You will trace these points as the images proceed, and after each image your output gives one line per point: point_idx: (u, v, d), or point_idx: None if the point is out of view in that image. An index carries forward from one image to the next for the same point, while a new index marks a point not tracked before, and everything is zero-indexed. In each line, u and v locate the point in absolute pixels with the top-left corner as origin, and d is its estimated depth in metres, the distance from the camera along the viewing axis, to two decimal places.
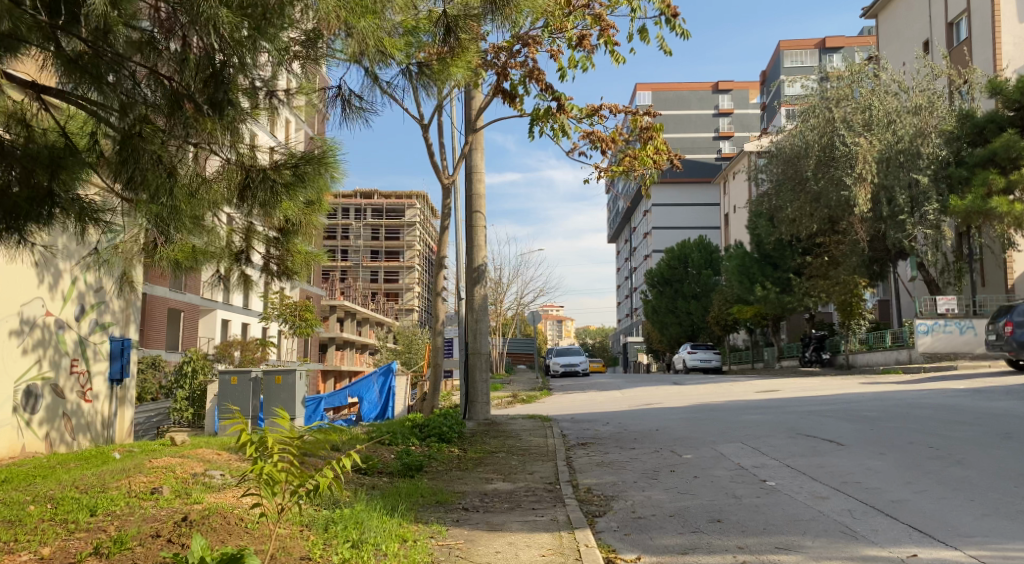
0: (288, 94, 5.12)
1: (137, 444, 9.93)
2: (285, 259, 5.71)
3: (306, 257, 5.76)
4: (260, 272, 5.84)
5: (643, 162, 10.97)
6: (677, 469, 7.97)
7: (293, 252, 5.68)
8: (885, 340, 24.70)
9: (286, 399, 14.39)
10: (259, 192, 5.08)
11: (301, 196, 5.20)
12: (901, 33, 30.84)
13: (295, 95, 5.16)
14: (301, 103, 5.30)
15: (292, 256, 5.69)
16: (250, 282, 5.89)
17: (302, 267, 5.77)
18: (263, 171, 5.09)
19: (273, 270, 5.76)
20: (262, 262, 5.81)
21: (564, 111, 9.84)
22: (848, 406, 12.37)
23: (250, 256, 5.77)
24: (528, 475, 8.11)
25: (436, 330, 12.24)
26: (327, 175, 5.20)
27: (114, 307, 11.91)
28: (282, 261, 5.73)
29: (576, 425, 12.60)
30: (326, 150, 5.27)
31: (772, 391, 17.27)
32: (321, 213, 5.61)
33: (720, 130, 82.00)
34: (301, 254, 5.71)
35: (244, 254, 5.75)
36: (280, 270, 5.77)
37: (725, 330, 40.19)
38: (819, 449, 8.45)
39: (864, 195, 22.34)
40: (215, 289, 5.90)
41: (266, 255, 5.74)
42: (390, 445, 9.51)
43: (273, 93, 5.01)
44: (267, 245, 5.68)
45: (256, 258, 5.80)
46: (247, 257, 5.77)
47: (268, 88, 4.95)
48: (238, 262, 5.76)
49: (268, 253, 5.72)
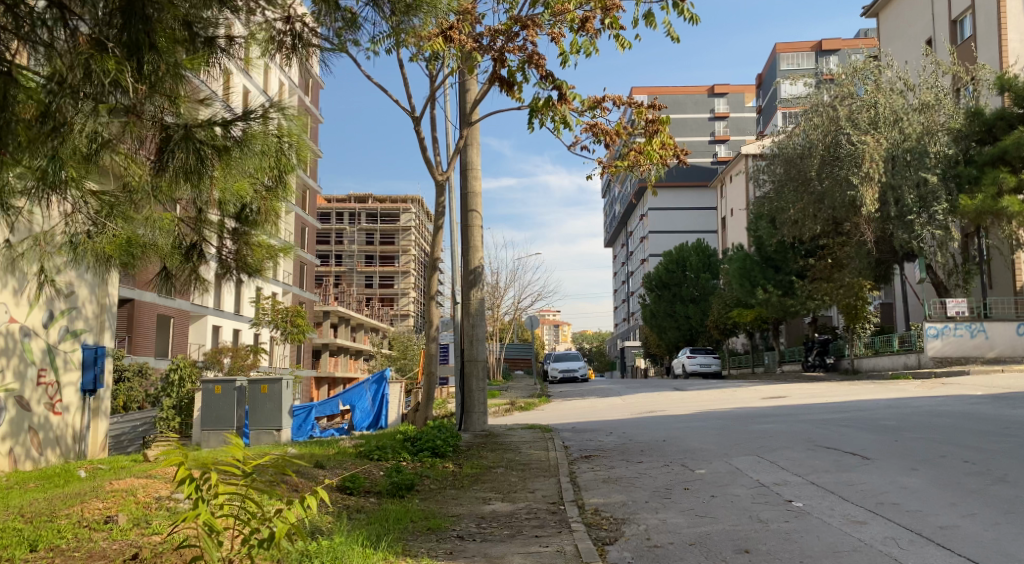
0: (231, 43, 4.78)
1: (106, 461, 9.21)
2: (246, 253, 5.22)
3: (269, 247, 5.30)
4: (217, 267, 5.23)
5: (649, 157, 10.27)
6: (691, 486, 7.30)
7: (253, 242, 5.20)
8: (892, 343, 24.14)
9: (272, 409, 13.64)
10: (180, 155, 4.44)
11: (239, 161, 4.70)
12: (903, 31, 30.34)
13: (243, 41, 4.88)
14: (252, 55, 5.02)
15: (252, 248, 5.22)
16: (206, 283, 5.29)
17: (264, 261, 5.29)
18: (187, 130, 4.47)
19: (231, 265, 5.23)
20: (218, 259, 5.23)
21: (565, 101, 9.18)
22: (864, 414, 11.72)
23: (203, 251, 5.14)
24: (529, 494, 7.43)
25: (430, 336, 11.51)
26: (294, 154, 4.89)
27: (87, 312, 11.26)
28: (239, 252, 5.22)
29: (578, 436, 11.93)
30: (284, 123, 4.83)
31: (779, 398, 16.60)
32: (285, 198, 5.20)
33: (715, 134, 81.59)
34: (266, 249, 5.26)
35: (197, 251, 5.13)
36: (239, 268, 5.24)
37: (724, 334, 39.56)
38: (843, 463, 7.78)
39: (871, 195, 21.73)
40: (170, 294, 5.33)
41: (224, 250, 5.21)
42: (379, 460, 8.83)
43: (215, 40, 4.67)
44: (220, 234, 5.15)
45: (210, 258, 5.22)
46: (200, 255, 5.15)
47: (204, 32, 4.59)
48: (190, 261, 5.13)
49: (227, 249, 5.21)
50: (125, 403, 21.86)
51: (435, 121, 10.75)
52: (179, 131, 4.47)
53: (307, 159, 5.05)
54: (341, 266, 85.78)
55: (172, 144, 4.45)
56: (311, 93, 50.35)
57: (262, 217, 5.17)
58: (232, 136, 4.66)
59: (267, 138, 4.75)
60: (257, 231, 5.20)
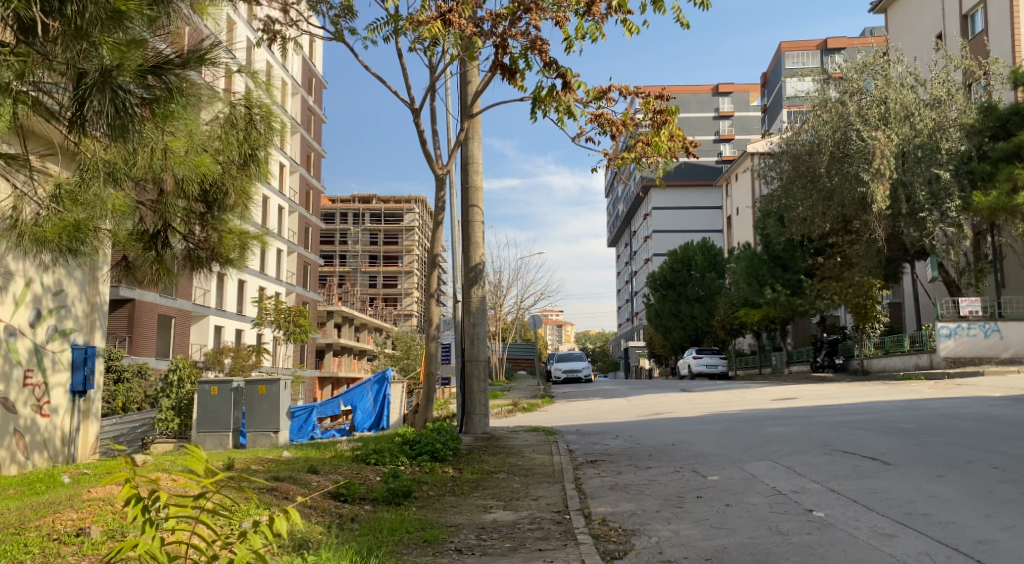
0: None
1: (93, 466, 8.85)
2: (217, 244, 5.88)
3: (241, 235, 5.98)
4: (185, 251, 5.94)
5: (657, 148, 9.89)
6: (704, 494, 6.93)
7: (223, 231, 5.84)
8: (903, 343, 23.69)
9: (269, 410, 13.36)
10: (96, 103, 4.16)
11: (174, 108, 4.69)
12: (912, 27, 29.98)
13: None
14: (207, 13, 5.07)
15: (221, 235, 5.85)
16: (172, 274, 6.01)
17: (232, 248, 5.95)
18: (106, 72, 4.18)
19: (203, 254, 5.95)
20: (187, 249, 5.96)
21: (570, 89, 8.80)
22: (880, 416, 11.31)
23: (167, 240, 5.77)
24: (533, 502, 7.06)
25: (431, 335, 11.09)
26: (264, 128, 5.70)
27: (77, 311, 10.91)
28: (204, 239, 5.86)
29: (583, 439, 11.52)
30: (259, 110, 5.72)
31: (789, 399, 16.18)
32: (255, 179, 5.75)
33: (720, 133, 81.06)
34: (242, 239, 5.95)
35: (161, 240, 5.78)
36: (211, 257, 5.96)
37: (731, 333, 39.10)
38: (863, 469, 7.39)
39: (882, 192, 21.34)
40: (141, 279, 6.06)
41: (195, 242, 5.88)
42: (376, 465, 8.48)
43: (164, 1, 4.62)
44: (187, 226, 5.72)
45: (179, 248, 5.91)
46: (164, 244, 5.81)
47: None
48: (156, 252, 5.81)
49: (200, 241, 5.88)
50: (124, 404, 21.39)
51: (434, 113, 10.38)
52: (96, 74, 4.17)
53: (274, 129, 5.79)
54: (344, 266, 85.41)
55: (87, 89, 4.15)
56: (314, 93, 49.97)
57: (234, 207, 5.73)
58: (161, 84, 4.59)
59: (237, 112, 5.60)
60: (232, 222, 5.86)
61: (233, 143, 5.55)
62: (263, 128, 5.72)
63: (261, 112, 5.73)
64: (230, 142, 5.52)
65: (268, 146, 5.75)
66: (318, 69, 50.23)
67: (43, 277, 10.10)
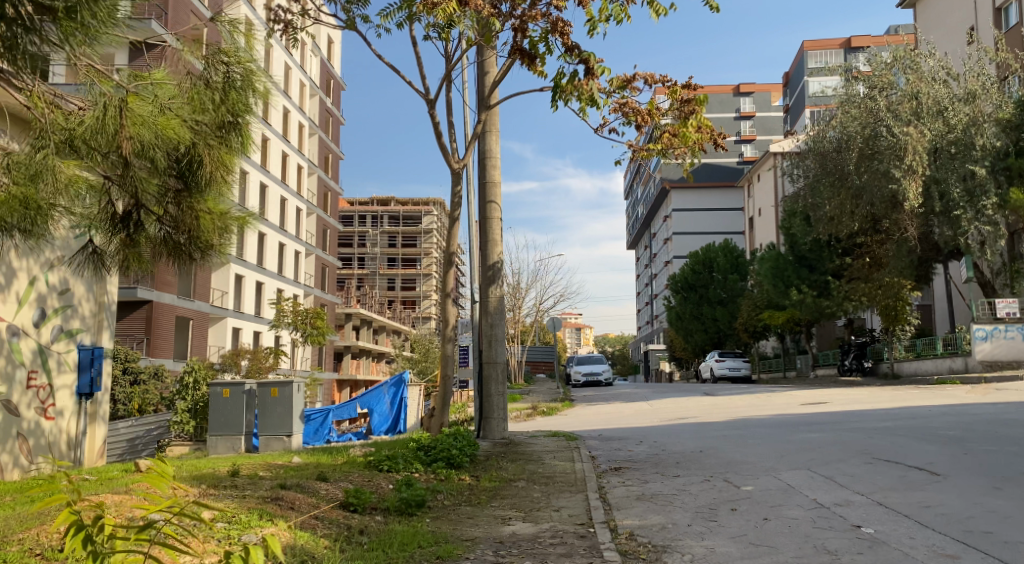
0: None
1: (95, 473, 8.51)
2: (196, 226, 5.64)
3: (223, 217, 5.81)
4: (158, 236, 5.68)
5: (684, 139, 9.41)
6: (739, 507, 6.43)
7: (201, 211, 5.63)
8: (935, 347, 22.92)
9: (282, 414, 13.00)
10: None
11: None
12: (943, 21, 29.22)
13: None
14: None
15: (200, 216, 5.64)
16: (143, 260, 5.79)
17: (210, 226, 5.69)
18: None
19: (181, 239, 5.70)
20: (164, 235, 5.70)
21: (593, 75, 8.36)
22: (921, 422, 10.74)
23: (140, 221, 5.55)
24: (554, 513, 6.61)
25: (447, 337, 10.63)
26: (248, 92, 5.75)
27: (83, 311, 10.61)
28: (180, 222, 5.63)
29: (606, 445, 11.03)
30: (242, 74, 5.73)
31: (820, 404, 15.55)
32: (234, 147, 5.66)
33: (741, 134, 80.02)
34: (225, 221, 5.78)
35: (134, 221, 5.57)
36: (190, 241, 5.73)
37: (753, 336, 38.31)
38: (911, 480, 6.87)
39: (914, 189, 20.66)
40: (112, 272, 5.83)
41: (171, 226, 5.65)
42: (389, 471, 8.06)
43: None
44: (163, 205, 5.54)
45: (154, 232, 5.69)
46: (138, 226, 5.60)
47: None
48: (128, 235, 5.57)
49: (174, 223, 5.64)
50: (140, 406, 21.08)
51: (451, 105, 9.99)
52: None
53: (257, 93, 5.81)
54: (364, 268, 85.35)
55: None
56: (333, 95, 49.98)
57: (212, 182, 5.54)
58: None
59: (215, 74, 5.65)
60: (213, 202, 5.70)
61: (214, 107, 5.56)
62: (245, 91, 5.72)
63: (245, 71, 5.76)
64: (206, 106, 5.54)
65: (249, 111, 5.72)
66: (336, 71, 50.21)
67: (47, 275, 9.80)
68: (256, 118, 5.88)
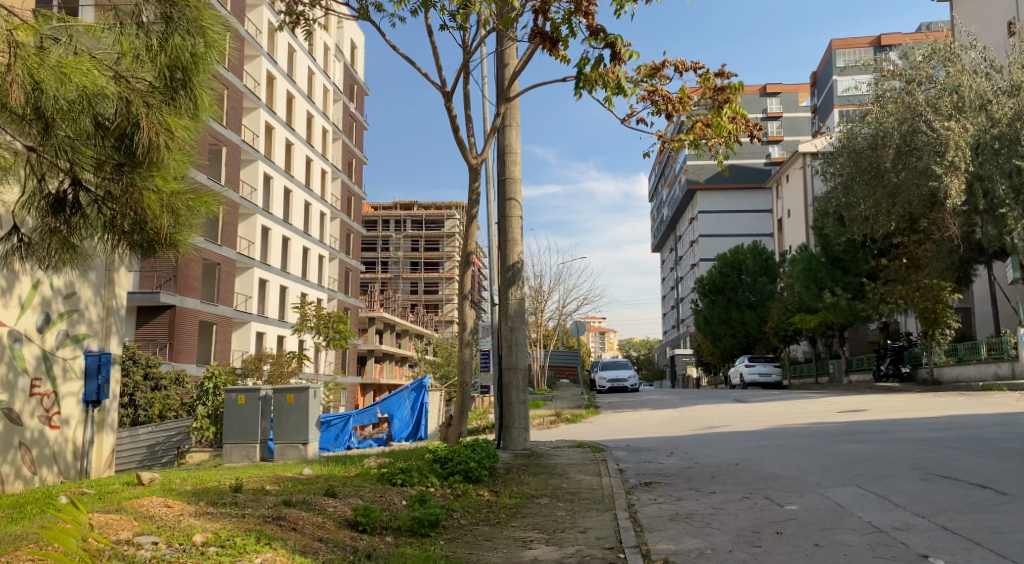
0: None
1: (95, 486, 8.09)
2: (141, 208, 4.95)
3: (174, 196, 5.10)
4: (95, 219, 5.06)
5: (717, 130, 8.87)
6: (784, 529, 5.84)
7: (147, 190, 4.94)
8: (978, 352, 21.97)
9: (298, 420, 12.54)
10: None
11: None
12: (984, 13, 28.22)
13: None
14: None
15: (144, 196, 4.93)
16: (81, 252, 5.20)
17: (158, 210, 4.99)
18: None
19: (124, 226, 5.04)
20: (109, 220, 5.05)
21: (620, 60, 7.80)
22: (973, 433, 10.00)
23: (77, 201, 5.01)
24: (579, 535, 6.06)
25: (465, 341, 10.10)
26: (197, 37, 5.18)
27: (90, 315, 10.24)
28: (123, 202, 4.93)
29: (634, 457, 10.44)
30: (185, 13, 5.16)
31: (860, 411, 14.80)
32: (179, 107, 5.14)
33: (768, 135, 78.56)
34: (180, 204, 5.11)
35: (70, 203, 5.02)
36: (138, 228, 5.06)
37: (784, 340, 37.41)
38: (975, 500, 6.24)
39: (957, 186, 19.74)
40: (49, 268, 5.19)
41: (114, 209, 4.98)
42: (404, 485, 7.55)
43: None
44: (102, 180, 4.89)
45: (94, 215, 5.06)
46: (75, 208, 5.03)
47: None
48: (65, 219, 5.05)
49: (115, 203, 4.96)
50: (160, 412, 20.43)
51: (469, 98, 9.50)
52: None
53: (205, 43, 5.24)
54: (387, 273, 85.09)
55: None
56: (356, 100, 49.83)
57: (156, 152, 4.87)
58: None
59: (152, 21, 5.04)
60: (164, 178, 5.03)
61: (153, 57, 5.03)
62: (191, 37, 5.16)
63: (189, 9, 5.18)
64: (141, 53, 4.99)
65: (201, 65, 5.23)
66: (359, 76, 50.05)
67: (53, 278, 9.43)
68: (208, 77, 5.37)
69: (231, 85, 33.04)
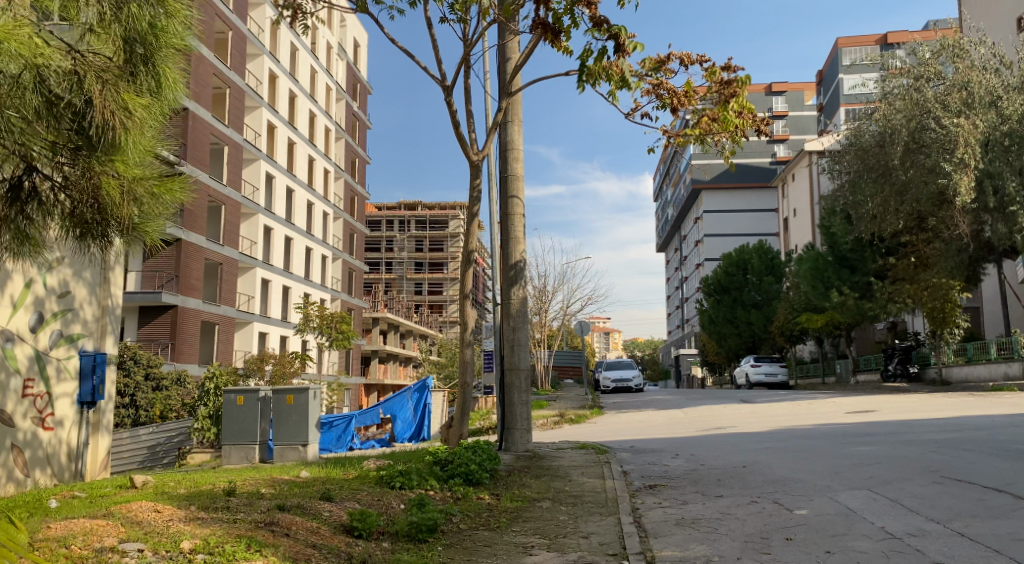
0: None
1: (87, 489, 7.91)
2: (100, 194, 4.93)
3: (135, 183, 5.03)
4: (52, 205, 5.11)
5: (724, 124, 8.66)
6: (795, 535, 5.64)
7: (105, 175, 4.89)
8: (988, 351, 21.69)
9: (297, 421, 12.36)
10: None
11: None
12: (992, 9, 27.99)
13: None
14: None
15: (100, 180, 4.89)
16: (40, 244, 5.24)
17: (116, 197, 4.93)
18: None
19: (83, 216, 5.05)
20: (66, 208, 5.09)
21: (624, 52, 7.60)
22: (986, 434, 9.75)
23: (34, 189, 5.05)
24: (582, 541, 5.86)
25: (466, 341, 9.87)
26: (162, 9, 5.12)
27: (86, 315, 10.08)
28: (82, 188, 4.94)
29: (639, 459, 10.22)
30: None
31: (869, 412, 14.55)
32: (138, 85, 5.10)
33: (774, 133, 78.15)
34: (142, 190, 5.05)
35: (26, 190, 5.05)
36: (97, 217, 5.06)
37: (790, 340, 37.13)
38: (991, 505, 6.01)
39: (968, 183, 19.45)
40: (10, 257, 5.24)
41: (73, 195, 5.00)
42: (403, 489, 7.35)
43: None
44: (56, 162, 4.92)
45: (51, 199, 5.12)
46: (31, 196, 5.07)
47: None
48: (19, 209, 5.08)
49: (75, 189, 4.97)
50: (162, 413, 20.34)
51: (469, 93, 9.30)
52: None
53: (170, 22, 5.18)
54: (392, 273, 84.99)
55: None
56: (360, 99, 49.68)
57: (117, 138, 4.83)
58: None
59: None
60: (125, 164, 4.98)
61: (105, 28, 4.94)
62: (152, 8, 5.07)
63: None
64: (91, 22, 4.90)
65: (165, 39, 5.18)
66: (363, 75, 49.92)
67: (45, 276, 9.28)
68: (175, 58, 5.33)
69: (234, 84, 32.95)
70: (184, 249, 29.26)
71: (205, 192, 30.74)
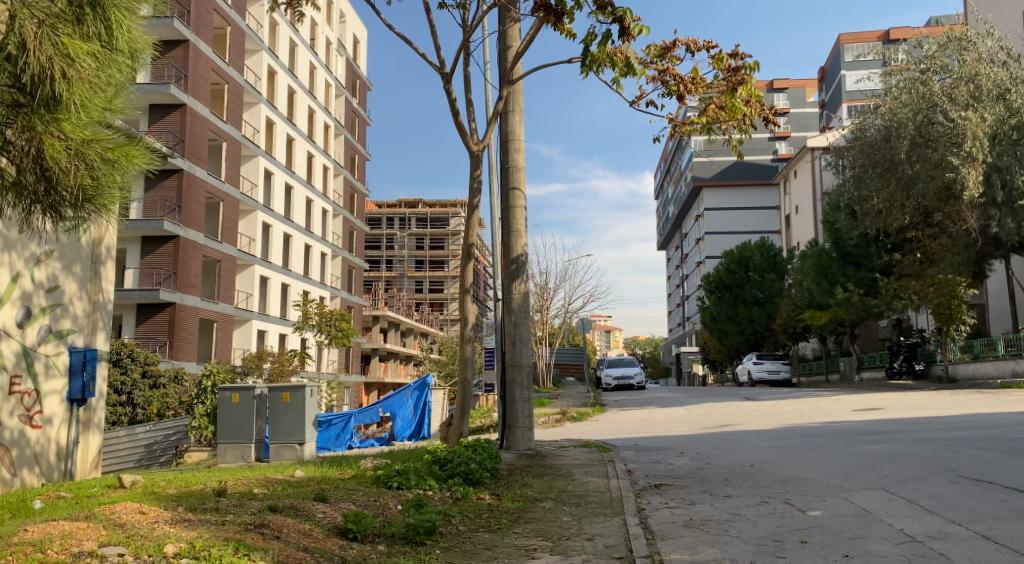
0: None
1: (74, 489, 7.68)
2: (43, 157, 4.45)
3: (86, 145, 4.61)
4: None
5: (733, 112, 8.39)
6: (809, 538, 5.38)
7: (48, 135, 4.41)
8: (995, 348, 21.45)
9: (293, 420, 12.10)
10: None
11: None
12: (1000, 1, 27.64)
13: None
14: None
15: (45, 142, 4.41)
16: None
17: (61, 156, 4.45)
18: None
19: (30, 178, 4.58)
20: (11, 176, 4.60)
21: (628, 35, 7.36)
22: (1000, 432, 9.48)
23: None
24: (586, 543, 5.60)
25: (467, 337, 9.61)
26: None
27: (76, 310, 9.83)
28: (23, 148, 4.43)
29: (644, 457, 9.97)
30: None
31: (876, 409, 14.27)
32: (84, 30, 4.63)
33: (776, 131, 77.70)
34: (94, 155, 4.62)
35: None
36: (46, 182, 4.63)
37: (793, 338, 36.84)
38: (1014, 506, 5.76)
39: (975, 177, 19.24)
40: None
41: (15, 157, 4.47)
42: (400, 488, 7.10)
43: None
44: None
45: None
46: None
47: None
48: None
49: (13, 150, 4.44)
50: (159, 411, 20.10)
51: (469, 81, 9.04)
52: None
53: None
54: (392, 271, 84.92)
55: None
56: (360, 96, 49.41)
57: (64, 93, 4.40)
58: None
59: None
60: (73, 125, 4.55)
61: None
62: None
63: None
64: None
65: None
66: (362, 72, 49.62)
67: (32, 270, 8.99)
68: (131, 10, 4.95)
69: (232, 80, 32.68)
70: (181, 245, 29.11)
71: (203, 189, 30.46)
